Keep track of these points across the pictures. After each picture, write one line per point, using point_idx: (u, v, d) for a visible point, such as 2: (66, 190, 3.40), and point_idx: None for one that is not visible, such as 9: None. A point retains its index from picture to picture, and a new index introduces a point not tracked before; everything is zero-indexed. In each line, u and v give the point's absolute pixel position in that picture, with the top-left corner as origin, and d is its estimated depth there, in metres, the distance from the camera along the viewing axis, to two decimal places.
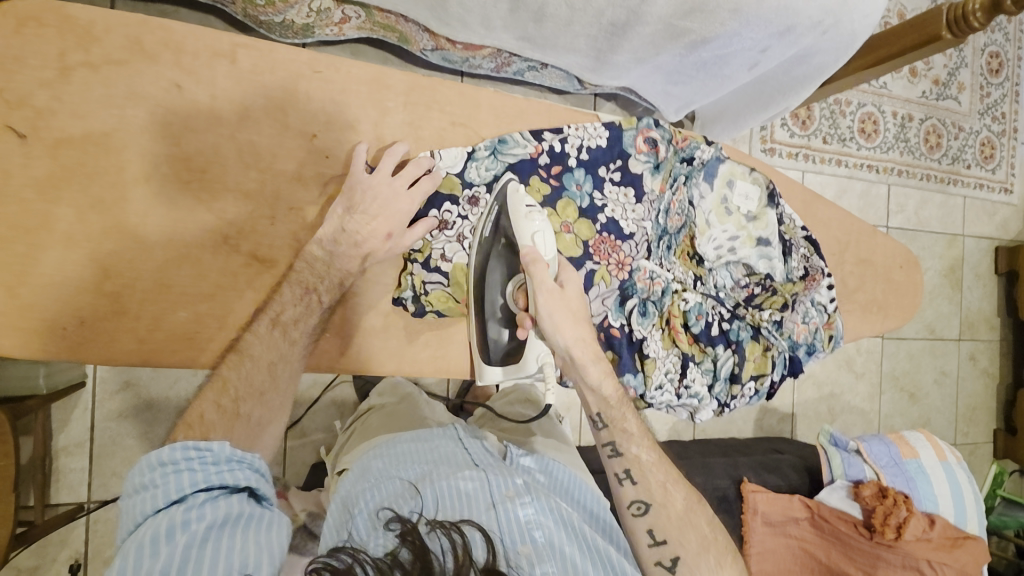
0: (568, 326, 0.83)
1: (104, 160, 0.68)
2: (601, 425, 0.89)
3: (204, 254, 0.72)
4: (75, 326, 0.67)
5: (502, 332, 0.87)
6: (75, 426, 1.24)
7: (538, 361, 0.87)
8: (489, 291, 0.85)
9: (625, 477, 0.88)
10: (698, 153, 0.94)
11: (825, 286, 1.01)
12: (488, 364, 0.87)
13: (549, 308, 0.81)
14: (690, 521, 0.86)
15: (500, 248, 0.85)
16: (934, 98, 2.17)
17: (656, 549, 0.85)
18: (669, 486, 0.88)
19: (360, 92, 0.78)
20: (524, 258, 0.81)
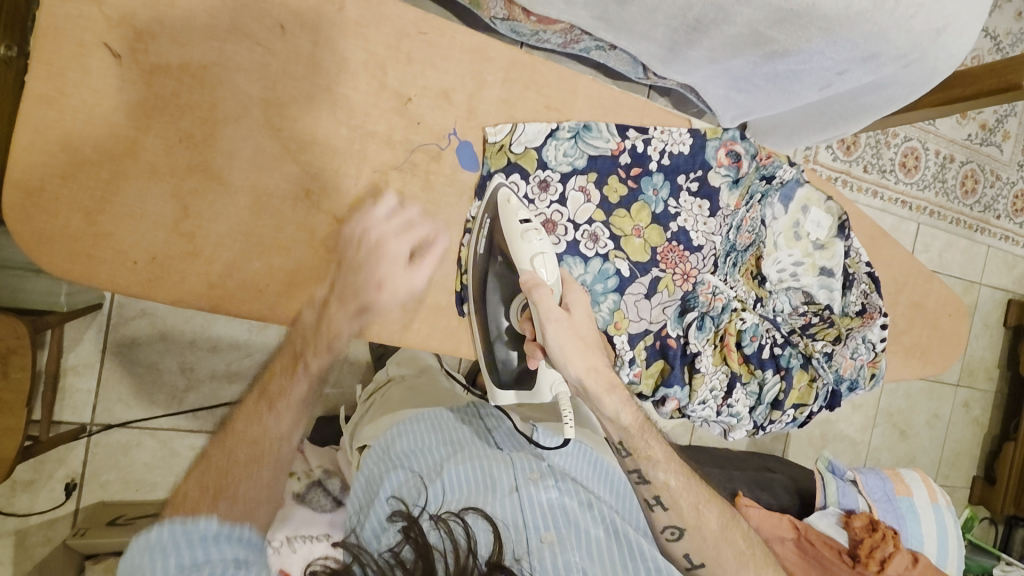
0: (579, 355, 0.76)
1: (198, 93, 0.65)
2: (625, 452, 0.81)
3: (284, 206, 0.70)
4: (147, 261, 0.65)
5: (512, 352, 0.82)
6: (86, 347, 1.19)
7: (553, 388, 0.82)
8: (492, 311, 0.79)
9: (655, 504, 0.81)
10: (779, 173, 0.90)
11: (880, 325, 0.99)
12: (501, 387, 0.84)
13: (559, 340, 0.74)
14: (727, 539, 0.82)
15: (498, 267, 0.79)
16: (978, 143, 2.15)
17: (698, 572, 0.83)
18: (702, 508, 0.82)
19: (461, 61, 0.76)
20: (523, 286, 0.75)
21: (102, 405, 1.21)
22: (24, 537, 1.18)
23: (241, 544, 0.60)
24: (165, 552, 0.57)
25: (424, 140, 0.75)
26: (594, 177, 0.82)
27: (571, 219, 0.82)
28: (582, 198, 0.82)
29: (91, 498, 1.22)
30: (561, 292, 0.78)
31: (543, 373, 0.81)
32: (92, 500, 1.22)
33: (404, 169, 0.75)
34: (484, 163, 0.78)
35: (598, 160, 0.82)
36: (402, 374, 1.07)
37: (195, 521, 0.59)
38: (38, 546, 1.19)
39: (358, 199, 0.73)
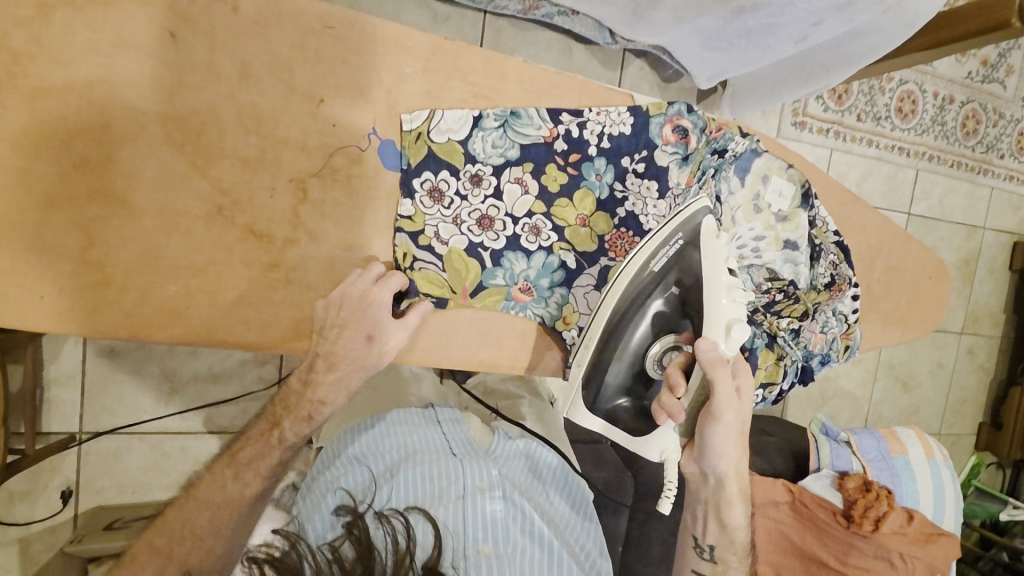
0: (732, 447, 0.80)
1: (88, 115, 0.61)
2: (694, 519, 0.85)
3: (197, 226, 0.67)
4: (57, 294, 0.63)
5: (622, 379, 0.76)
6: (67, 357, 1.15)
7: (662, 452, 0.76)
8: (632, 338, 0.74)
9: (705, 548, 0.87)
10: (732, 146, 0.86)
11: (849, 296, 0.96)
12: (588, 408, 0.77)
13: (729, 432, 0.78)
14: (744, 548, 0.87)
15: (667, 297, 0.75)
16: (979, 81, 2.04)
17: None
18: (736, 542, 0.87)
19: (376, 54, 0.71)
20: (710, 361, 0.71)
21: (90, 414, 1.17)
22: (27, 546, 1.17)
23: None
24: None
25: (343, 143, 0.71)
26: (530, 168, 0.78)
27: (509, 213, 0.78)
28: (519, 190, 0.78)
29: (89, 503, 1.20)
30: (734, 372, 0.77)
31: (659, 432, 0.75)
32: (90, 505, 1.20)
33: (323, 175, 0.71)
34: (404, 156, 0.73)
35: (532, 149, 0.78)
36: (369, 373, 1.06)
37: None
38: (42, 552, 1.18)
39: (276, 212, 0.70)
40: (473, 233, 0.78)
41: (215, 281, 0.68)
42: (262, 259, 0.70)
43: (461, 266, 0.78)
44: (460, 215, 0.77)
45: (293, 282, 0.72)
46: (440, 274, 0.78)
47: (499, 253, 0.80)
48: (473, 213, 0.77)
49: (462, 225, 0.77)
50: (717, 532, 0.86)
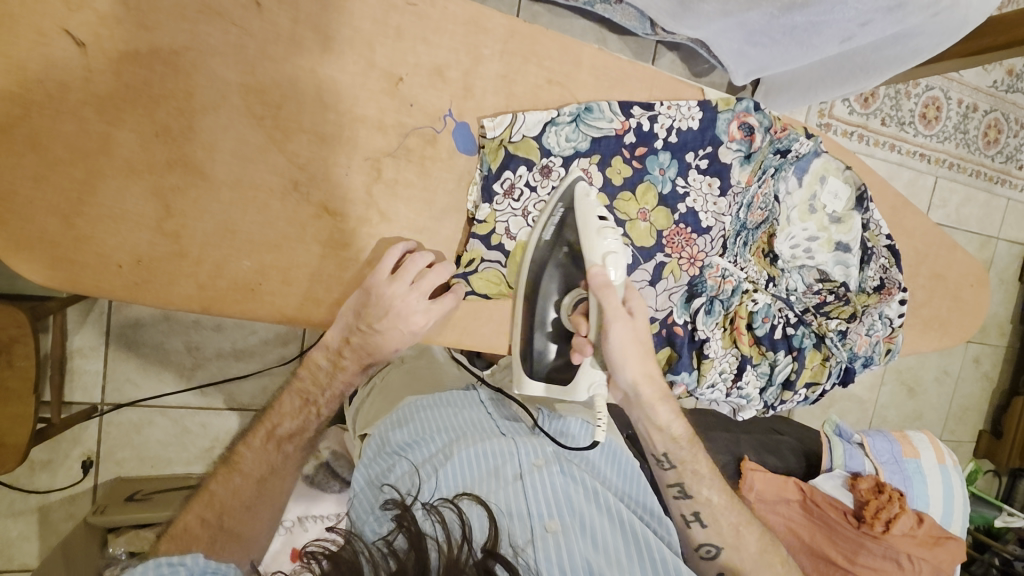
0: (636, 360, 0.74)
1: (171, 82, 0.60)
2: (667, 465, 0.83)
3: (272, 200, 0.66)
4: (131, 264, 0.62)
5: (551, 345, 0.77)
6: (91, 329, 1.12)
7: (590, 388, 0.74)
8: (541, 304, 0.76)
9: (693, 520, 0.82)
10: (796, 146, 0.84)
11: (897, 300, 0.94)
12: (530, 378, 0.79)
13: (626, 347, 0.73)
14: (761, 560, 0.81)
15: (562, 257, 0.76)
16: (1004, 91, 2.04)
17: (684, 502, 0.83)
18: (742, 528, 0.82)
19: (455, 34, 0.70)
20: (594, 284, 0.71)
21: (114, 385, 1.15)
22: (47, 514, 1.17)
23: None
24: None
25: (417, 123, 0.70)
26: (598, 160, 0.77)
27: None
28: (584, 183, 0.76)
29: (110, 475, 1.19)
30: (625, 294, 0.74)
31: (580, 373, 0.75)
32: (111, 477, 1.19)
33: (397, 155, 0.70)
34: (484, 162, 0.74)
35: (603, 142, 0.76)
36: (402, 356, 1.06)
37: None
38: (63, 522, 1.18)
39: (351, 189, 0.69)
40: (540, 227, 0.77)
41: (287, 258, 0.67)
42: (334, 236, 0.69)
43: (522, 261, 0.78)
44: (529, 208, 0.76)
45: (362, 261, 0.71)
46: (501, 272, 0.78)
47: None
48: (539, 205, 0.76)
49: (530, 217, 0.76)
50: (660, 439, 0.81)
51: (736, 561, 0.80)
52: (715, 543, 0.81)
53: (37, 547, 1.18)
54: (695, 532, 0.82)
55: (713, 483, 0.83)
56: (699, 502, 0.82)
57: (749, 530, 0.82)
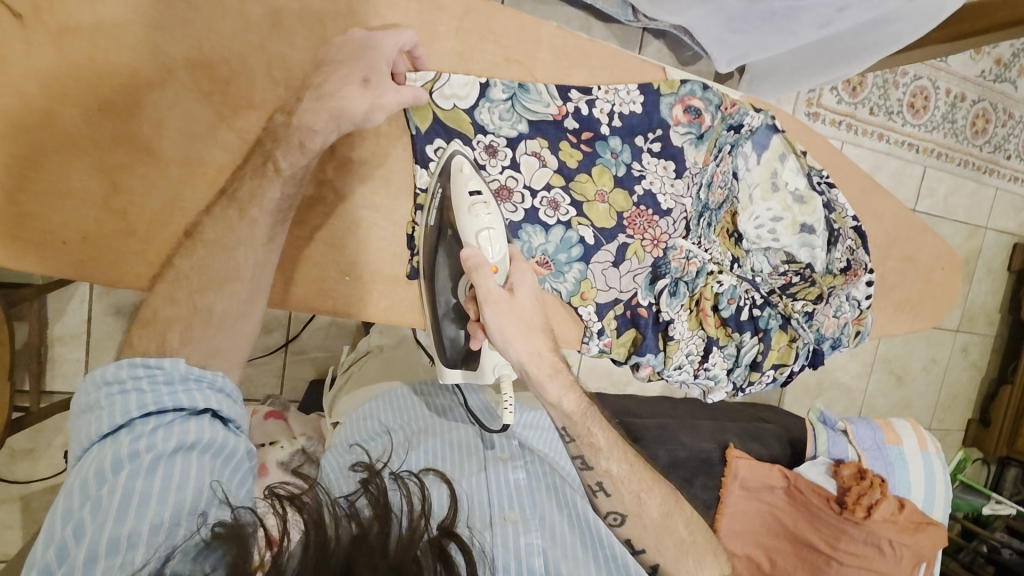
0: (521, 339, 0.68)
1: (116, 58, 0.60)
2: (567, 439, 0.74)
3: (223, 177, 0.66)
4: (79, 241, 0.62)
5: (459, 331, 0.78)
6: (72, 316, 1.11)
7: (495, 370, 0.78)
8: (439, 290, 0.77)
9: (598, 489, 0.75)
10: (747, 121, 0.86)
11: (864, 281, 0.95)
12: (447, 365, 0.81)
13: (499, 323, 0.68)
14: (668, 526, 0.75)
15: (449, 241, 0.76)
16: (992, 80, 2.04)
17: (587, 473, 0.75)
18: (645, 496, 0.75)
19: (409, 10, 0.69)
20: (466, 264, 0.69)
21: None
22: (28, 502, 1.17)
23: (212, 390, 0.61)
24: (124, 388, 0.57)
25: None
26: (544, 143, 0.78)
27: (527, 185, 0.78)
28: (536, 163, 0.78)
29: None
30: (505, 273, 0.71)
31: (484, 354, 0.77)
32: None
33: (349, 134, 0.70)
34: (411, 120, 0.72)
35: (541, 125, 0.77)
36: (380, 345, 1.05)
37: (157, 361, 0.58)
38: (42, 510, 1.18)
39: None
40: None
41: None
42: None
43: None
44: None
45: (316, 240, 0.71)
46: None
47: (517, 226, 0.79)
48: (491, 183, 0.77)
49: None
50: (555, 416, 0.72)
51: (641, 530, 0.74)
52: (621, 511, 0.74)
53: (18, 535, 1.18)
54: (600, 502, 0.75)
55: (613, 455, 0.74)
56: (600, 473, 0.74)
57: (654, 497, 0.75)
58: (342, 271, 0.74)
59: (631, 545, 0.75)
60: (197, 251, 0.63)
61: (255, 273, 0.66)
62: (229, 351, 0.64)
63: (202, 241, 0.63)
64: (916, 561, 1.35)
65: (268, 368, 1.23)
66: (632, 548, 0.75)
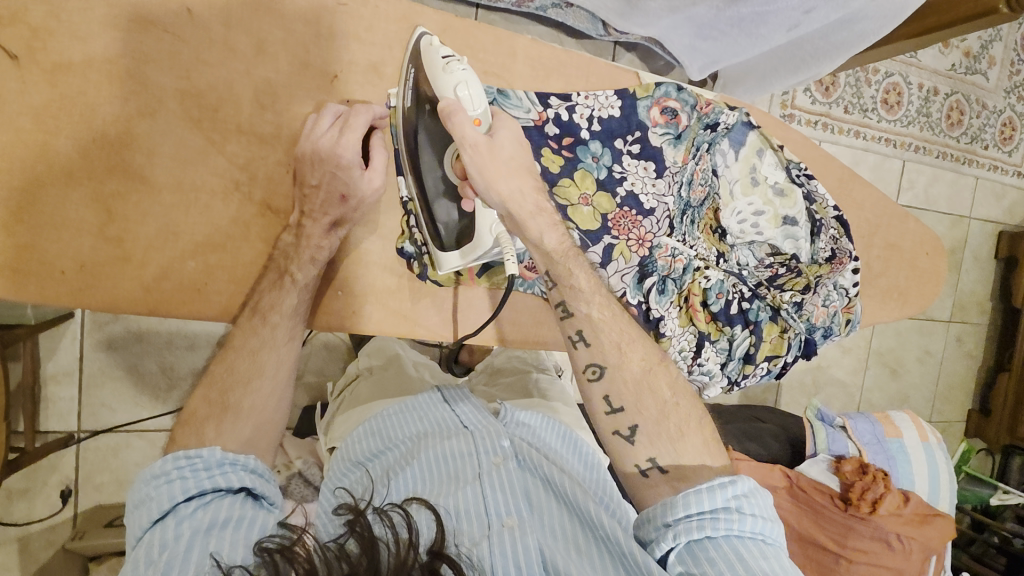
0: (500, 175, 0.68)
1: (107, 90, 0.62)
2: (550, 286, 0.72)
3: (215, 202, 0.68)
4: (75, 270, 0.63)
5: (452, 208, 0.74)
6: (64, 354, 1.12)
7: (491, 231, 0.72)
8: (425, 168, 0.72)
9: (578, 340, 0.70)
10: (722, 119, 0.88)
11: (850, 269, 0.97)
12: (441, 249, 0.75)
13: (478, 164, 0.66)
14: (649, 386, 0.68)
15: (428, 114, 0.71)
16: (963, 72, 2.09)
17: (568, 322, 0.71)
18: (626, 347, 0.70)
19: (388, 31, 0.72)
20: (442, 114, 0.66)
21: (88, 411, 1.15)
22: (27, 544, 1.14)
23: (246, 471, 0.62)
24: (168, 479, 0.59)
25: None
26: None
27: None
28: None
29: (90, 502, 1.17)
30: (485, 119, 0.69)
31: (478, 216, 0.72)
32: (90, 503, 1.17)
33: None
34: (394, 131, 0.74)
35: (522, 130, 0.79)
36: (370, 367, 1.07)
37: (196, 451, 0.60)
38: (42, 551, 1.14)
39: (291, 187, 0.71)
40: None
41: (233, 257, 0.69)
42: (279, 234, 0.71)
43: None
44: None
45: None
46: None
47: None
48: None
49: None
50: (540, 257, 0.71)
51: (622, 386, 0.68)
52: (600, 363, 0.68)
53: None
54: (579, 355, 0.70)
55: (596, 301, 0.71)
56: (581, 320, 0.70)
57: (635, 350, 0.70)
58: (333, 288, 0.76)
59: (611, 404, 0.68)
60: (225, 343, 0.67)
61: (278, 369, 0.69)
62: (258, 441, 0.66)
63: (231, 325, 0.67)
64: (925, 554, 1.36)
65: None
66: (609, 407, 0.68)
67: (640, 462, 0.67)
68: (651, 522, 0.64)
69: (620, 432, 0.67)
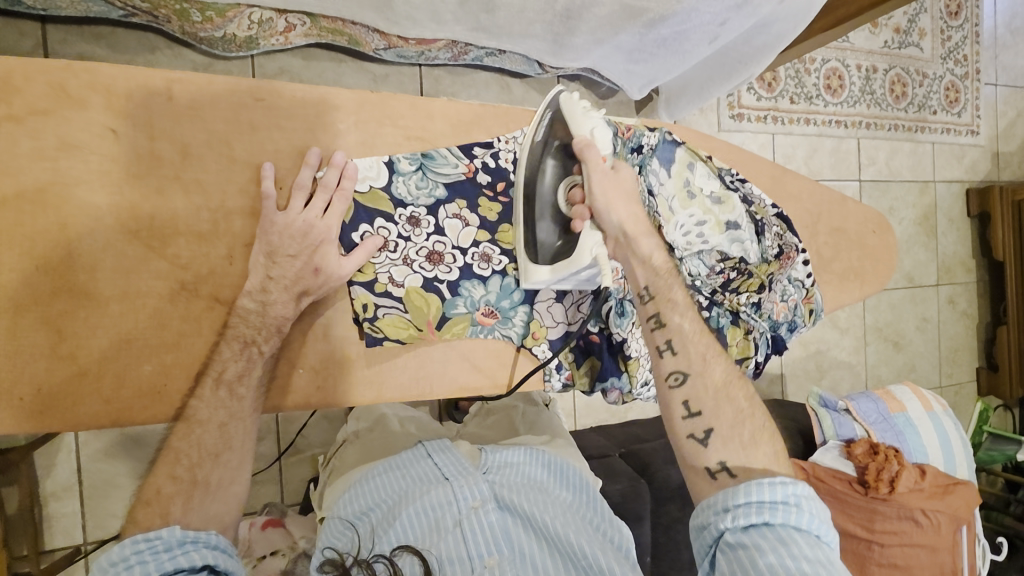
0: (623, 202, 0.79)
1: (43, 218, 0.65)
2: (647, 298, 0.81)
3: (163, 304, 0.70)
4: (33, 394, 0.66)
5: (552, 234, 0.82)
6: (63, 470, 1.11)
7: (591, 252, 0.78)
8: (539, 197, 0.82)
9: (666, 349, 0.79)
10: (645, 140, 0.91)
11: (800, 261, 1.03)
12: (535, 264, 0.83)
13: (607, 193, 0.78)
14: (727, 394, 0.76)
15: (557, 151, 0.82)
16: (896, 48, 2.06)
17: (660, 331, 0.79)
18: (709, 357, 0.78)
19: (308, 115, 0.75)
20: (578, 147, 0.77)
21: (92, 523, 1.14)
22: None
23: (209, 548, 0.65)
24: (128, 564, 0.61)
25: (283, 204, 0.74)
26: (464, 204, 0.84)
27: (456, 246, 0.84)
28: (459, 224, 0.83)
29: None
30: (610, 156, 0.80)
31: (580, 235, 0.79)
32: None
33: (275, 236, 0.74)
34: None
35: (456, 186, 0.83)
36: (357, 430, 1.07)
37: (155, 532, 0.63)
38: None
39: (237, 277, 0.73)
40: (425, 270, 0.83)
41: (187, 354, 0.72)
42: None
43: (402, 325, 0.83)
44: (408, 255, 0.82)
45: None
46: (403, 317, 0.83)
47: (456, 284, 0.85)
48: (420, 251, 0.82)
49: (412, 263, 0.82)
50: (644, 272, 0.80)
51: (701, 393, 0.76)
52: (683, 369, 0.77)
53: None
54: (666, 361, 0.79)
55: (688, 315, 0.80)
56: (671, 330, 0.79)
57: (716, 362, 0.78)
58: (295, 365, 0.79)
59: (688, 408, 0.76)
60: (187, 437, 0.68)
61: (245, 440, 0.72)
62: (224, 514, 0.70)
63: (195, 420, 0.69)
64: (956, 526, 1.32)
65: (266, 477, 1.24)
66: (687, 410, 0.76)
67: (710, 464, 0.73)
68: (709, 508, 0.70)
69: (694, 434, 0.75)
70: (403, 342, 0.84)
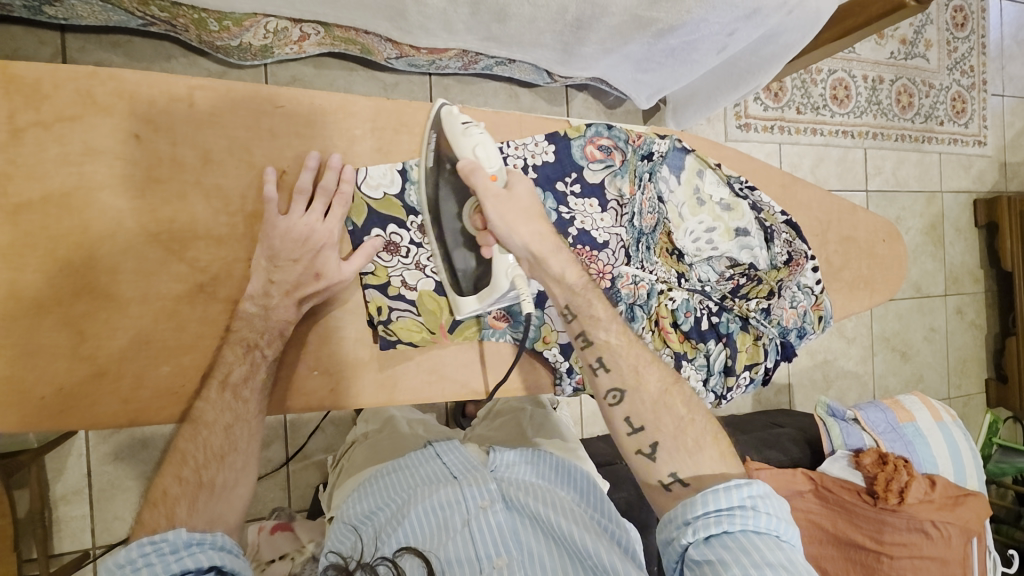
0: (522, 224, 0.76)
1: (67, 220, 0.66)
2: (569, 316, 0.80)
3: (181, 306, 0.71)
4: (53, 394, 0.67)
5: (468, 257, 0.80)
6: (73, 472, 1.12)
7: (508, 276, 0.77)
8: (444, 222, 0.79)
9: (599, 367, 0.78)
10: (656, 148, 0.93)
11: (809, 268, 1.02)
12: (459, 294, 0.81)
13: (501, 215, 0.75)
14: (665, 404, 0.76)
15: (448, 173, 0.78)
16: (903, 59, 2.07)
17: (589, 350, 0.79)
18: (642, 369, 0.78)
19: (326, 123, 0.76)
20: (462, 173, 0.75)
21: (101, 526, 1.14)
22: None
23: (216, 549, 0.64)
24: (134, 566, 0.60)
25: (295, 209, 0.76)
26: None
27: None
28: None
29: None
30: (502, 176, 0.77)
31: (496, 262, 0.77)
32: None
33: None
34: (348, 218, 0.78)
35: None
36: (367, 431, 1.08)
37: (161, 534, 0.62)
38: None
39: None
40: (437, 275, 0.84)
41: (204, 355, 0.73)
42: None
43: (415, 327, 0.84)
44: (421, 260, 0.83)
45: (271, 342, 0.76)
46: (417, 321, 0.84)
47: None
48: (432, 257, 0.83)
49: (424, 268, 0.83)
50: (560, 290, 0.79)
51: (639, 407, 0.76)
52: (619, 386, 0.77)
53: None
54: (601, 380, 0.78)
55: (613, 328, 0.79)
56: (600, 347, 0.79)
57: (650, 371, 0.78)
58: (310, 367, 0.80)
59: (631, 424, 0.76)
60: (202, 439, 0.69)
61: (251, 441, 0.73)
62: (234, 514, 0.71)
63: (209, 421, 0.70)
64: (966, 538, 1.30)
65: (273, 481, 1.24)
66: (630, 427, 0.76)
67: (663, 478, 0.73)
68: (671, 523, 0.70)
69: (642, 449, 0.75)
70: (416, 346, 0.85)
